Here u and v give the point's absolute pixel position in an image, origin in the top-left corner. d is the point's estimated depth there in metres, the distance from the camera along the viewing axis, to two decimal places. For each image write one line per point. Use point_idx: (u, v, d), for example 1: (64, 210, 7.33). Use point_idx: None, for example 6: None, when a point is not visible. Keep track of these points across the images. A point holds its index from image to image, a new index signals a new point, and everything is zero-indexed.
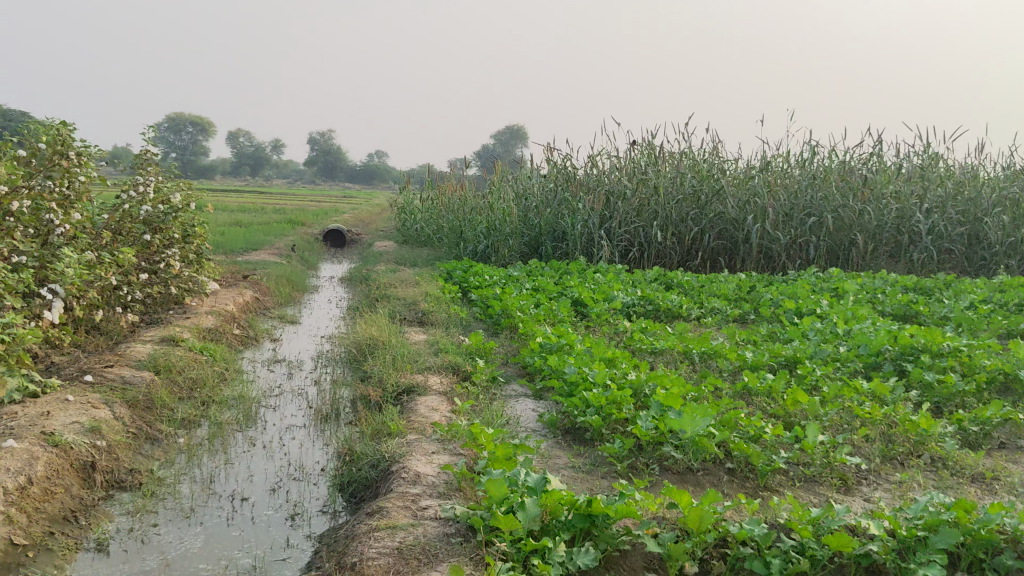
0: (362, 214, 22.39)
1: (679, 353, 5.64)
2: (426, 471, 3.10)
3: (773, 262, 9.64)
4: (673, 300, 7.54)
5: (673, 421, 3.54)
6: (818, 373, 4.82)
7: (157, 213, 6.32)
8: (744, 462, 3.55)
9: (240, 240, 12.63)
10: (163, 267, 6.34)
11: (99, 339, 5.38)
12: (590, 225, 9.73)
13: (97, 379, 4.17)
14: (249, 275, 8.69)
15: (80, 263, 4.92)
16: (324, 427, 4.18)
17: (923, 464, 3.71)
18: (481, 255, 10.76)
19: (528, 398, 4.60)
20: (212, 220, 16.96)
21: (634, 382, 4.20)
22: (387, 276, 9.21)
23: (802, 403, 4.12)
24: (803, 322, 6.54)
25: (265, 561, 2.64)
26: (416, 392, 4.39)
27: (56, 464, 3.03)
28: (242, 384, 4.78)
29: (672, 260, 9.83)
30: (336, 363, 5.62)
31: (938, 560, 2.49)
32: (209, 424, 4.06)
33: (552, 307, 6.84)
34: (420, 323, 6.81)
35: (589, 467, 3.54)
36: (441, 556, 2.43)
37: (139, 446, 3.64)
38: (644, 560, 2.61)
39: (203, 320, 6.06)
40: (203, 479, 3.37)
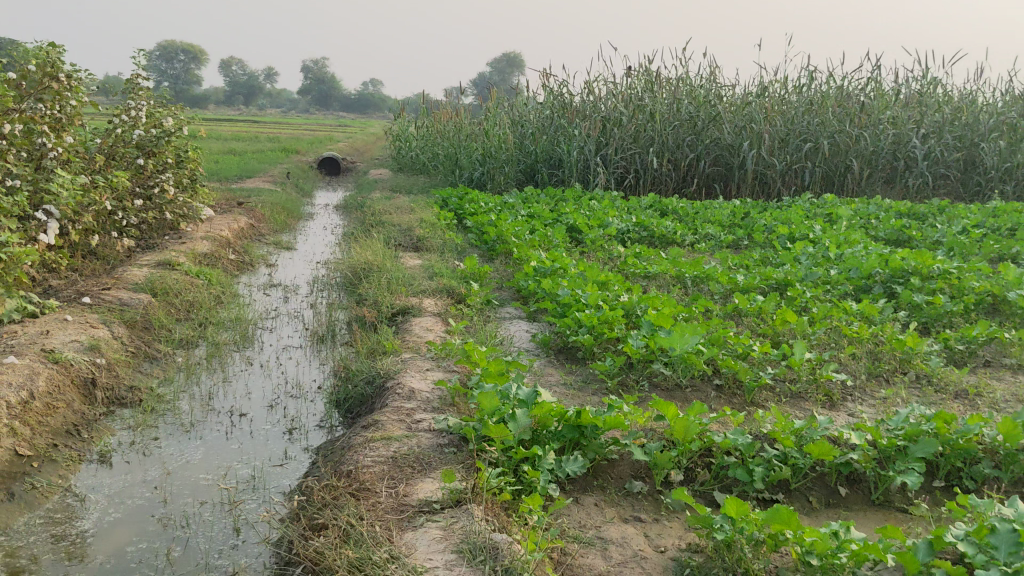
0: (358, 143, 22.26)
1: (672, 277, 5.69)
2: (420, 386, 3.17)
3: (768, 189, 9.64)
4: (667, 226, 7.57)
5: (663, 339, 3.60)
6: (808, 295, 4.87)
7: (150, 137, 6.29)
8: (732, 379, 3.63)
9: (235, 168, 12.58)
10: (158, 192, 6.34)
11: (96, 264, 5.41)
12: (586, 151, 9.71)
13: (95, 301, 4.22)
14: (244, 201, 8.69)
15: (75, 186, 4.93)
16: (320, 348, 4.25)
17: (908, 381, 3.79)
18: (476, 183, 10.74)
19: (522, 320, 4.66)
20: (207, 148, 16.86)
21: (626, 303, 4.26)
22: (382, 203, 9.21)
23: (790, 322, 4.19)
24: (796, 246, 6.57)
25: (263, 471, 2.72)
26: (411, 313, 4.45)
27: (57, 380, 3.09)
28: (239, 306, 4.84)
29: (667, 187, 9.83)
30: (331, 287, 5.66)
31: (916, 468, 2.58)
32: (207, 345, 4.12)
33: (546, 233, 6.86)
34: (415, 248, 6.85)
35: (580, 384, 3.61)
36: (434, 465, 2.50)
37: (138, 365, 3.71)
38: (631, 470, 2.70)
39: (199, 245, 6.09)
40: (202, 395, 3.44)
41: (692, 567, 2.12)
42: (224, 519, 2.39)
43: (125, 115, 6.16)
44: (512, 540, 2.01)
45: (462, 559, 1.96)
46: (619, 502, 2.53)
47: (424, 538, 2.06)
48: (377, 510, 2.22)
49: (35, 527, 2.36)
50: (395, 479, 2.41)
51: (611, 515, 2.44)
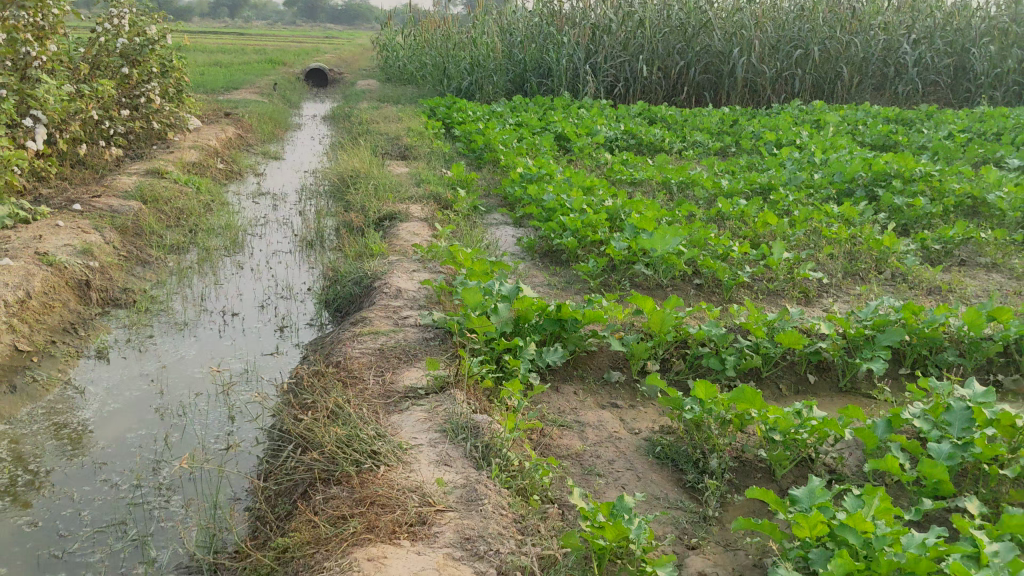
0: (345, 55, 21.96)
1: (657, 183, 5.75)
2: (406, 285, 3.26)
3: (758, 96, 9.62)
4: (655, 133, 7.58)
5: (644, 240, 3.66)
6: (791, 199, 4.94)
7: (134, 45, 6.24)
8: (712, 278, 3.73)
9: (221, 80, 12.46)
10: (144, 102, 6.31)
11: (85, 173, 5.44)
12: (575, 59, 9.64)
13: (86, 208, 4.27)
14: (231, 112, 8.65)
15: (60, 94, 4.92)
16: (309, 253, 4.32)
17: (883, 279, 3.89)
18: (465, 93, 10.68)
19: (508, 225, 4.74)
20: (192, 60, 16.65)
21: (610, 207, 4.32)
22: (370, 113, 9.17)
23: (771, 225, 4.27)
24: (782, 152, 6.61)
25: (256, 364, 2.82)
26: (398, 219, 4.51)
27: (52, 282, 3.17)
28: (228, 213, 4.90)
29: (657, 95, 9.80)
30: (320, 195, 5.71)
31: (882, 355, 2.69)
32: (198, 250, 4.20)
33: (534, 141, 6.88)
34: (404, 157, 6.87)
35: (564, 285, 3.71)
36: (419, 356, 2.61)
37: (131, 269, 3.78)
38: (610, 361, 2.81)
39: (187, 155, 6.11)
40: (195, 297, 3.53)
41: (664, 445, 2.24)
42: (219, 407, 2.50)
43: (108, 23, 6.10)
44: (492, 421, 2.12)
45: (445, 437, 2.07)
46: (597, 390, 2.65)
47: (409, 419, 2.17)
48: (365, 395, 2.33)
49: (37, 417, 2.46)
50: (382, 368, 2.51)
51: (589, 401, 2.56)
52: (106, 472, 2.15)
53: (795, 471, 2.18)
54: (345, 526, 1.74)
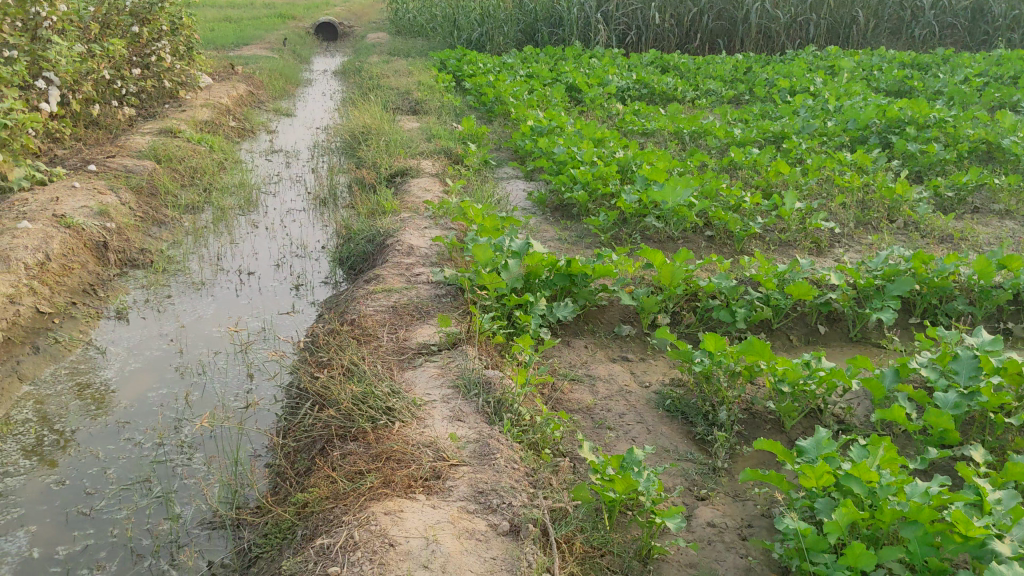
0: (354, 7, 21.76)
1: (669, 134, 5.72)
2: (419, 243, 3.28)
3: (772, 43, 9.51)
4: (668, 83, 7.51)
5: (655, 193, 3.66)
6: (804, 148, 4.91)
7: (143, 4, 6.21)
8: (723, 230, 3.74)
9: (231, 35, 12.39)
10: (155, 60, 6.31)
11: (99, 134, 5.46)
12: (586, 8, 9.54)
13: (101, 168, 4.30)
14: (242, 69, 8.63)
15: (72, 55, 4.93)
16: (323, 211, 4.35)
17: (895, 228, 3.89)
18: (475, 44, 10.59)
19: (519, 179, 4.74)
20: (201, 15, 16.55)
21: (621, 159, 4.31)
22: (381, 67, 9.12)
23: (783, 175, 4.25)
24: (796, 100, 6.55)
25: (272, 322, 2.87)
26: (410, 175, 4.52)
27: (70, 244, 3.21)
28: (242, 172, 4.91)
29: (669, 43, 9.68)
30: (332, 151, 5.72)
31: (891, 305, 2.70)
32: (213, 209, 4.23)
33: (545, 93, 6.84)
34: (415, 112, 6.85)
35: (575, 239, 3.72)
36: (432, 313, 2.65)
37: (147, 229, 3.82)
38: (620, 315, 2.83)
39: (200, 113, 6.11)
40: (211, 256, 3.58)
41: (674, 398, 2.28)
42: (238, 365, 2.55)
43: None
44: (504, 377, 2.16)
45: (457, 393, 2.11)
46: (608, 344, 2.68)
47: (422, 375, 2.22)
48: (379, 352, 2.37)
49: (61, 377, 2.52)
50: (395, 325, 2.56)
51: (600, 355, 2.59)
52: (129, 431, 2.21)
53: (803, 421, 2.22)
54: (362, 481, 1.79)
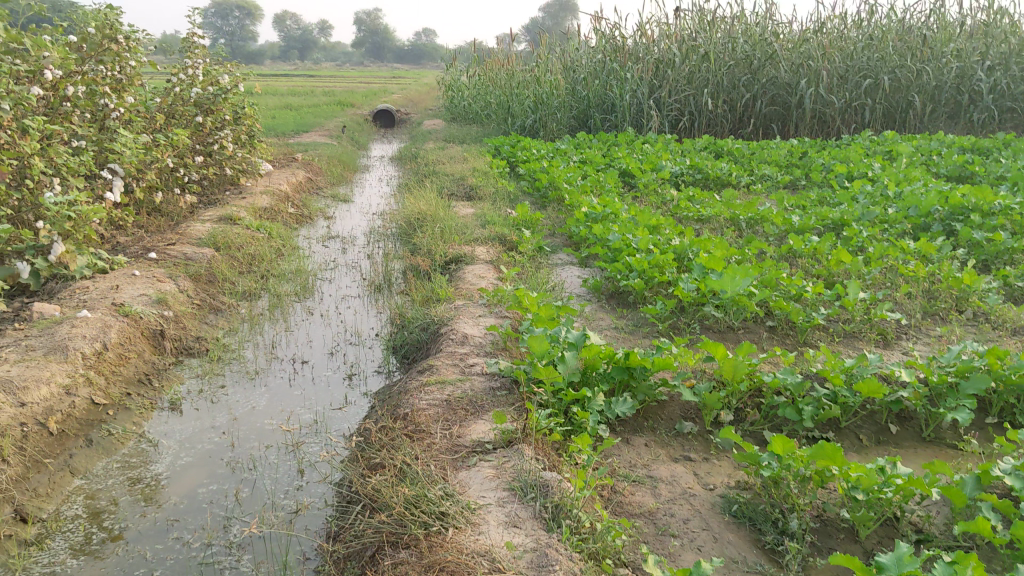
0: (410, 94, 22.32)
1: (726, 220, 5.66)
2: (473, 332, 3.24)
3: (827, 128, 9.48)
4: (723, 168, 7.49)
5: (714, 282, 3.58)
6: (865, 235, 4.82)
7: (207, 95, 6.39)
8: (785, 320, 3.65)
9: (291, 123, 12.73)
10: (217, 149, 6.46)
11: (161, 220, 5.57)
12: (639, 95, 9.64)
13: (161, 256, 4.36)
14: (301, 156, 8.82)
15: (137, 145, 5.07)
16: (377, 297, 4.34)
17: (964, 319, 3.75)
18: (529, 130, 10.73)
19: (574, 266, 4.70)
20: (263, 104, 17.08)
21: (678, 247, 4.25)
22: (436, 153, 9.26)
23: (845, 263, 4.16)
24: (854, 186, 6.47)
25: (325, 415, 2.83)
26: (464, 262, 4.51)
27: (127, 332, 3.23)
28: (298, 259, 4.96)
29: (723, 128, 9.68)
30: (388, 238, 5.76)
31: (967, 404, 2.58)
32: (269, 296, 4.25)
33: (599, 179, 6.85)
34: (469, 198, 6.90)
35: (632, 328, 3.65)
36: (487, 407, 2.59)
37: (204, 316, 3.85)
38: (681, 410, 2.74)
39: (259, 200, 6.22)
40: (266, 345, 3.57)
41: (740, 503, 2.17)
42: (290, 461, 2.51)
43: (183, 74, 6.28)
44: (561, 479, 2.08)
45: (514, 497, 2.04)
46: (669, 442, 2.59)
47: (477, 476, 2.15)
48: (433, 450, 2.32)
49: (112, 471, 2.50)
50: (450, 421, 2.50)
51: (660, 454, 2.50)
52: (178, 530, 2.17)
53: (880, 530, 2.10)
54: None
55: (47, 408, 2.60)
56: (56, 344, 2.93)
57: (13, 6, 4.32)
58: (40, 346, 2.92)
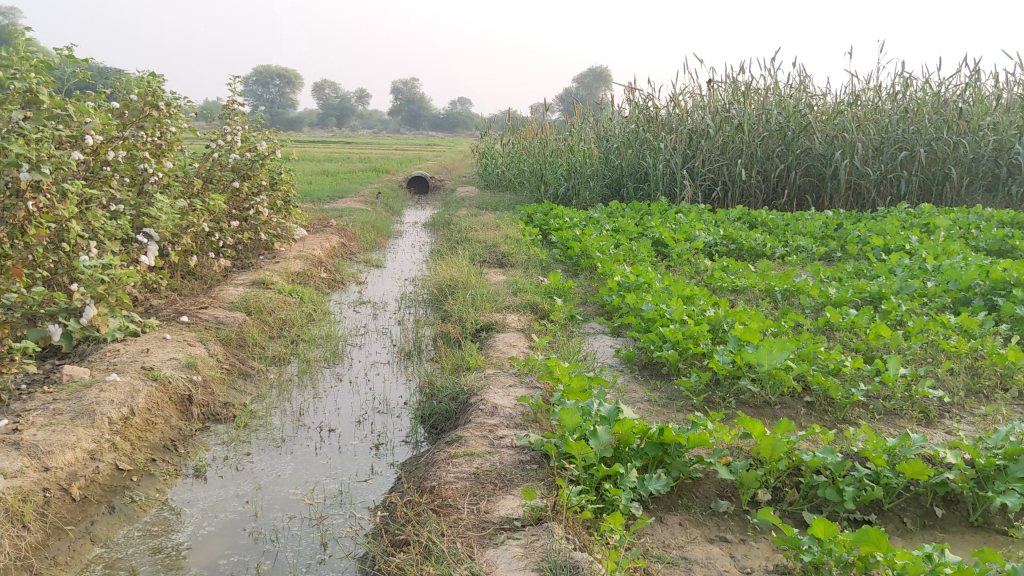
0: (446, 161, 22.59)
1: (761, 291, 5.59)
2: (503, 403, 3.18)
3: (862, 200, 9.42)
4: (757, 239, 7.44)
5: (750, 354, 3.51)
6: (903, 308, 4.73)
7: (245, 160, 6.49)
8: (823, 395, 3.56)
9: (327, 188, 12.90)
10: (253, 214, 6.53)
11: (194, 283, 5.61)
12: (673, 165, 9.67)
13: (193, 319, 4.37)
14: (335, 221, 8.90)
15: (173, 210, 5.14)
16: (407, 364, 4.30)
17: (1009, 398, 3.64)
18: (562, 198, 10.86)
19: (606, 335, 4.65)
20: (300, 169, 17.36)
21: (712, 317, 4.19)
22: (469, 220, 9.29)
23: (884, 337, 4.07)
24: (891, 258, 6.40)
25: (350, 486, 2.77)
26: (495, 329, 4.47)
27: (155, 397, 3.21)
28: (329, 324, 4.95)
29: (757, 199, 9.70)
30: (419, 304, 5.75)
31: (1017, 488, 2.47)
32: (299, 361, 4.23)
33: (631, 248, 6.82)
34: (501, 264, 6.90)
35: (665, 401, 3.57)
36: (516, 481, 2.52)
37: (233, 381, 3.83)
38: (717, 489, 2.66)
39: (292, 264, 6.26)
40: (293, 411, 3.54)
41: None
42: (313, 534, 2.44)
43: (222, 140, 6.39)
44: (592, 559, 2.00)
45: None
46: (704, 522, 2.50)
47: (505, 555, 2.08)
48: (460, 527, 2.25)
49: (133, 540, 2.45)
50: (478, 495, 2.43)
51: (695, 534, 2.41)
52: None
53: None
54: None
55: (71, 474, 2.57)
56: (83, 408, 2.92)
57: (58, 73, 4.43)
58: (68, 410, 2.91)
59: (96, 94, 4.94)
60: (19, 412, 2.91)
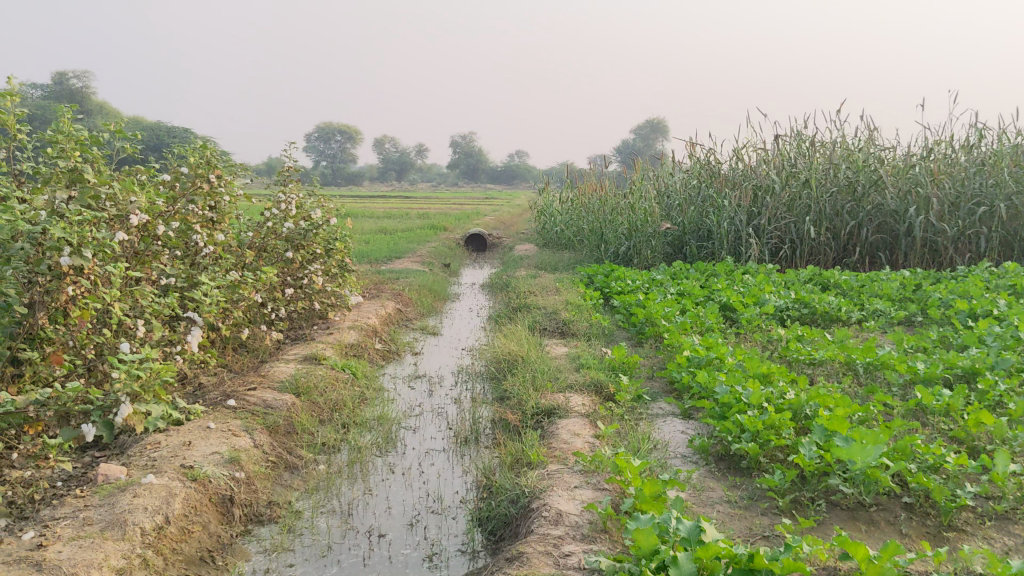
0: (504, 217, 22.52)
1: (841, 364, 5.24)
2: (569, 509, 2.88)
3: (940, 257, 8.85)
4: (831, 302, 7.07)
5: (840, 451, 3.18)
6: (1002, 387, 4.33)
7: (298, 230, 6.35)
8: (925, 496, 3.19)
9: (386, 249, 12.80)
10: (307, 282, 6.38)
11: (246, 359, 5.44)
12: (737, 223, 9.36)
13: (240, 403, 4.17)
14: (392, 286, 8.73)
15: (223, 284, 4.99)
16: (464, 452, 4.00)
17: None
18: (623, 257, 10.60)
19: (676, 417, 4.32)
20: (359, 227, 17.38)
21: (794, 402, 3.83)
22: (528, 282, 9.06)
23: (987, 424, 3.67)
24: (980, 325, 5.99)
25: None
26: (557, 415, 4.16)
27: (194, 500, 3.00)
28: (382, 405, 4.71)
29: (827, 257, 9.29)
30: (477, 378, 5.50)
31: None
32: (349, 449, 4.00)
33: (699, 314, 6.51)
34: (562, 333, 6.63)
35: (747, 502, 3.24)
36: None
37: (279, 476, 3.60)
38: None
39: (346, 335, 6.07)
40: (342, 512, 3.29)
41: None
42: None
43: (276, 209, 6.28)
44: None
45: None
46: None
47: None
48: None
49: None
50: None
51: None
52: None
53: None
54: None
55: None
56: (115, 518, 2.71)
57: (107, 148, 4.31)
58: (98, 520, 2.70)
59: (146, 166, 4.83)
60: (47, 522, 2.71)
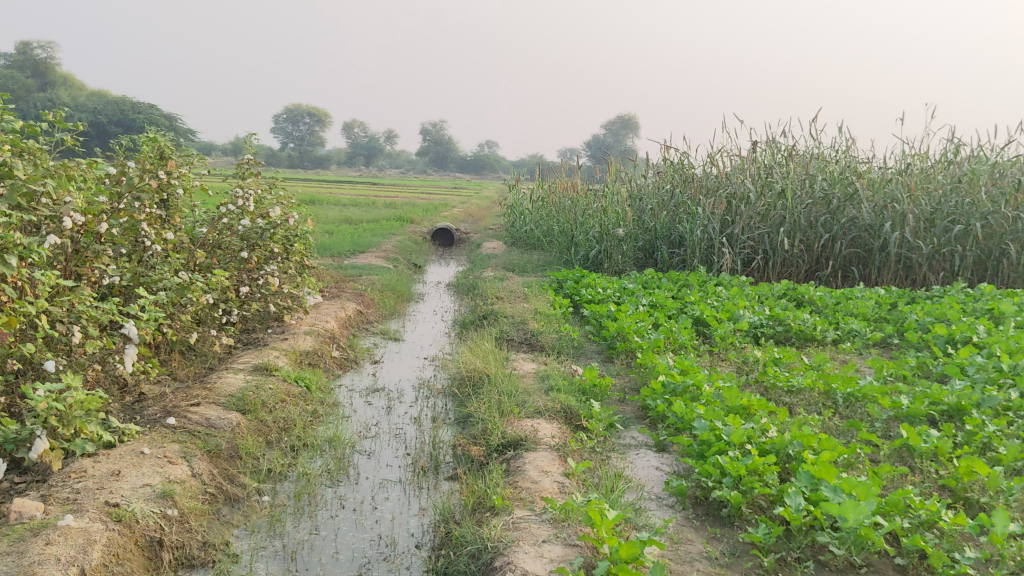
0: (473, 210, 22.14)
1: (821, 394, 5.00)
2: (535, 568, 2.60)
3: (913, 274, 8.66)
4: (806, 321, 6.84)
5: (831, 506, 2.91)
6: (991, 429, 4.06)
7: (255, 228, 6.00)
8: (919, 559, 2.91)
9: (350, 241, 12.41)
10: (263, 283, 6.02)
11: (192, 365, 5.10)
12: (711, 231, 9.14)
13: (180, 421, 3.84)
14: (353, 285, 8.37)
15: (170, 289, 4.64)
16: (421, 485, 3.71)
17: None
18: (593, 261, 10.35)
19: (650, 450, 4.04)
20: (325, 217, 16.94)
21: (776, 442, 3.55)
22: (493, 284, 8.78)
23: (980, 474, 3.42)
24: (962, 355, 5.75)
25: None
26: (523, 447, 3.87)
27: (116, 547, 2.69)
28: (336, 426, 4.39)
29: (799, 269, 9.10)
30: (439, 395, 5.19)
31: None
32: (297, 478, 3.69)
33: (672, 330, 6.24)
34: (529, 346, 6.34)
35: (729, 560, 2.98)
36: None
37: (216, 512, 3.30)
38: None
39: (302, 342, 5.74)
40: (284, 556, 2.99)
41: None
42: None
43: (232, 205, 5.82)
44: None
45: None
46: None
47: None
48: None
49: None
50: None
51: None
52: None
53: None
54: None
55: None
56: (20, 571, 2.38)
57: (44, 139, 3.91)
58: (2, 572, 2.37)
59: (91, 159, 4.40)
60: None
